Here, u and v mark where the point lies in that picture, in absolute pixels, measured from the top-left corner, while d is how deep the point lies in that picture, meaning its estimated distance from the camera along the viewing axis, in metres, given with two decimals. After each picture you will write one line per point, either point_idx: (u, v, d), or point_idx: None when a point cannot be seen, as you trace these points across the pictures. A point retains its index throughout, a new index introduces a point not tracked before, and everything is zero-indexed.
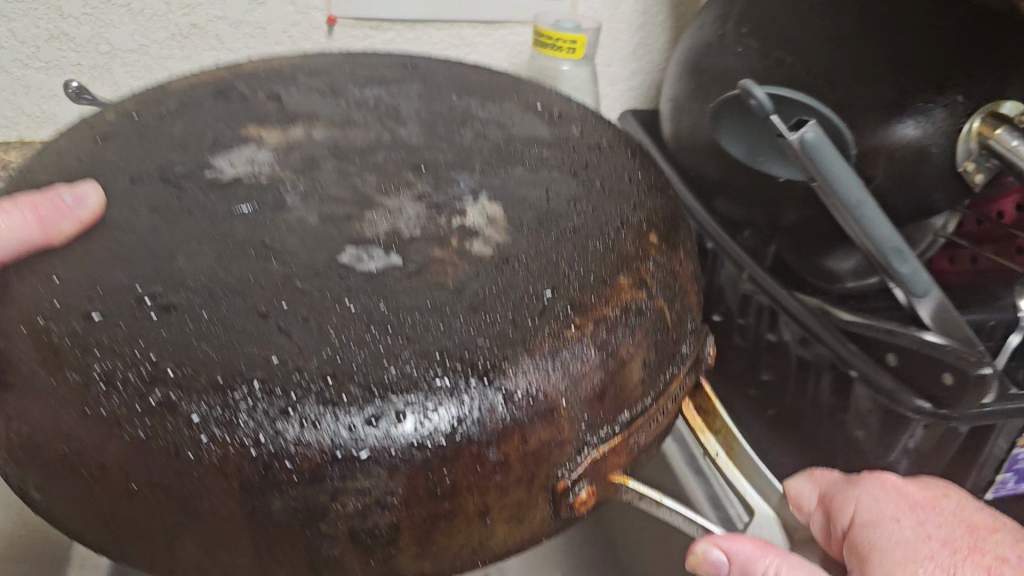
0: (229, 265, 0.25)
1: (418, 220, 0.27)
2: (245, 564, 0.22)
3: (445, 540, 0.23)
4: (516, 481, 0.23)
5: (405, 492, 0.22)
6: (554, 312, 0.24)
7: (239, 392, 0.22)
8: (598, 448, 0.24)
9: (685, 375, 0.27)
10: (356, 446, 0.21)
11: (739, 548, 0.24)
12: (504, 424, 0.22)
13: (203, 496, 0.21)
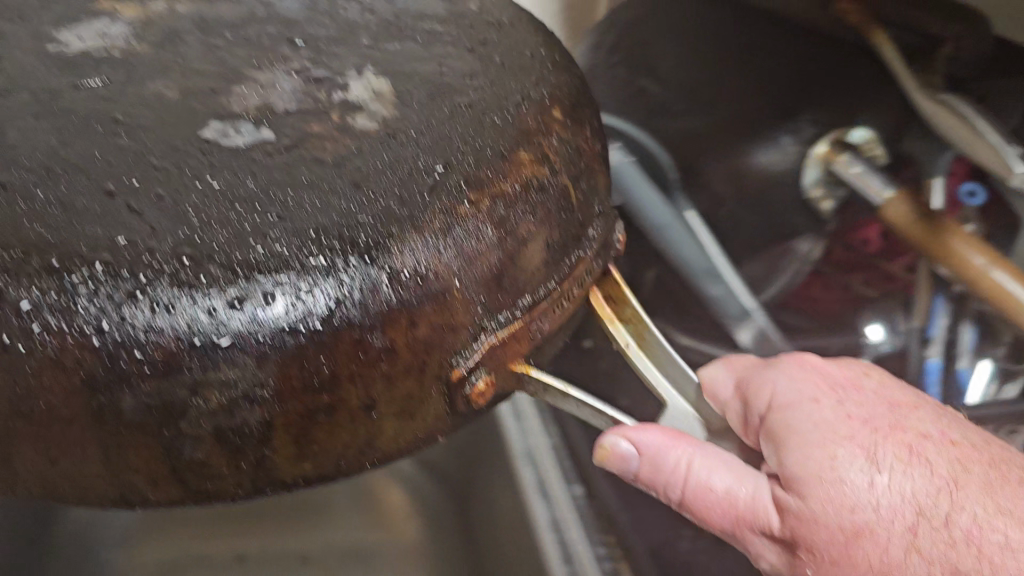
0: (71, 141, 0.22)
1: (294, 93, 0.24)
2: (95, 474, 0.19)
3: (326, 439, 0.20)
4: (404, 371, 0.20)
5: (279, 384, 0.19)
6: (446, 187, 0.22)
7: (77, 275, 0.19)
8: (496, 335, 0.22)
9: (593, 260, 0.24)
10: (217, 333, 0.19)
11: (647, 437, 0.22)
12: (389, 307, 0.20)
13: (38, 396, 0.18)
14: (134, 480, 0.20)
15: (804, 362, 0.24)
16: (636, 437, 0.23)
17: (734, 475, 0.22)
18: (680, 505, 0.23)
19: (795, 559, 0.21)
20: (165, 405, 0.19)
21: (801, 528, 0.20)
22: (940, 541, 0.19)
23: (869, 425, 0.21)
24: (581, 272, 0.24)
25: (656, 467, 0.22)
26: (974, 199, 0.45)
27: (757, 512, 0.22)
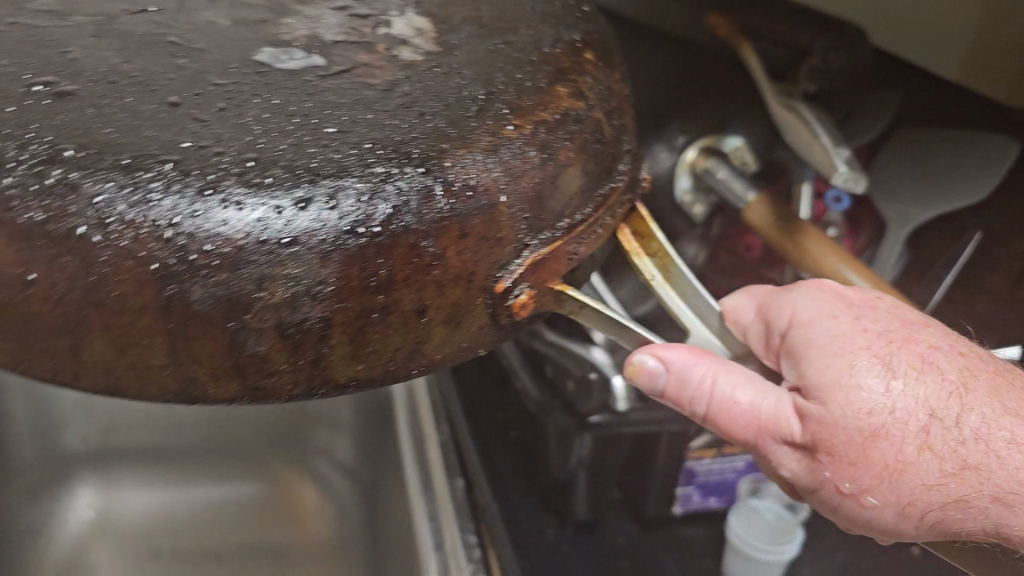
0: (131, 59, 0.23)
1: (341, 26, 0.25)
2: (159, 365, 0.20)
3: (379, 341, 0.21)
4: (453, 280, 0.22)
5: (340, 284, 0.20)
6: (491, 112, 0.23)
7: (150, 173, 0.20)
8: (540, 252, 0.23)
9: (623, 192, 0.26)
10: (283, 231, 0.20)
11: (675, 355, 0.24)
12: (441, 216, 0.21)
13: (111, 286, 0.19)
14: (196, 374, 0.21)
15: (820, 284, 0.27)
16: (664, 354, 0.24)
17: (753, 387, 0.25)
18: (705, 416, 0.25)
19: (815, 462, 0.25)
20: (231, 299, 0.20)
21: (822, 431, 0.24)
22: (951, 439, 0.23)
23: (884, 338, 0.24)
24: (612, 203, 0.25)
25: (683, 382, 0.24)
26: (839, 205, 0.43)
27: (779, 417, 0.25)
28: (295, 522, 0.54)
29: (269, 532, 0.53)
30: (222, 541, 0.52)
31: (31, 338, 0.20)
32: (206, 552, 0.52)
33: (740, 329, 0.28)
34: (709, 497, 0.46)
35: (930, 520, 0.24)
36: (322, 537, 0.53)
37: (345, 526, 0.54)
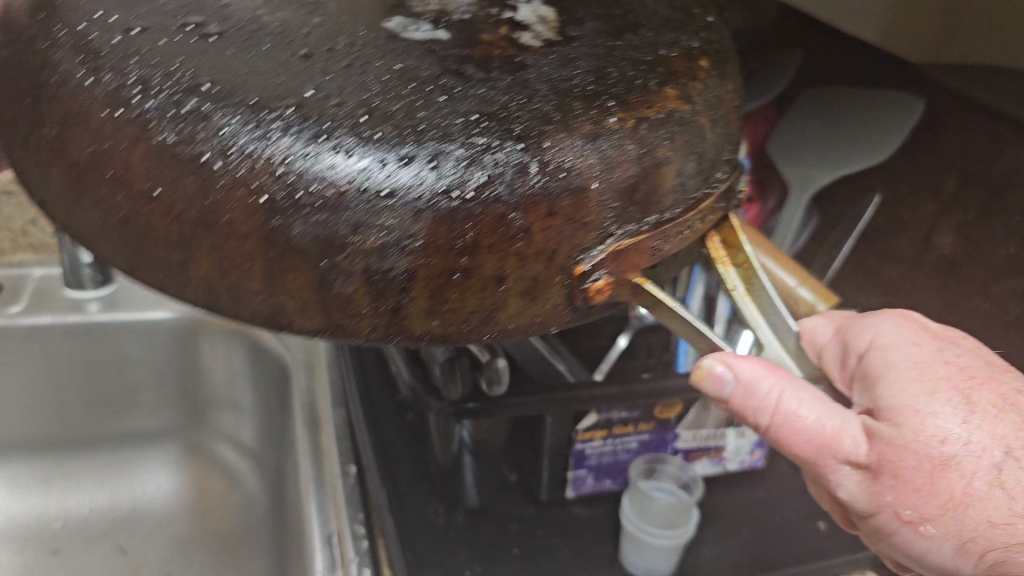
0: (275, 10, 0.25)
1: (469, 6, 0.27)
2: (253, 290, 0.22)
3: (456, 301, 0.22)
4: (532, 252, 0.22)
5: (427, 239, 0.21)
6: (598, 101, 0.24)
7: (272, 114, 0.21)
8: (622, 244, 0.24)
9: (717, 199, 0.26)
10: (383, 183, 0.21)
11: (744, 367, 0.24)
12: (533, 191, 0.22)
13: (223, 211, 0.21)
14: (278, 302, 0.22)
15: (906, 315, 0.28)
16: (733, 364, 0.24)
17: (819, 406, 0.24)
18: (766, 432, 0.25)
19: (875, 488, 0.24)
20: (325, 239, 0.21)
21: (890, 452, 0.23)
22: None
23: (964, 372, 0.25)
24: (706, 209, 0.26)
25: (746, 396, 0.24)
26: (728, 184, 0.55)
27: (844, 438, 0.24)
28: (206, 499, 0.57)
29: (179, 514, 0.56)
30: (129, 533, 0.54)
31: (140, 244, 0.23)
32: (114, 542, 0.53)
33: (812, 351, 0.27)
34: (600, 480, 0.49)
35: (990, 561, 0.23)
36: (225, 520, 0.56)
37: (245, 510, 0.56)
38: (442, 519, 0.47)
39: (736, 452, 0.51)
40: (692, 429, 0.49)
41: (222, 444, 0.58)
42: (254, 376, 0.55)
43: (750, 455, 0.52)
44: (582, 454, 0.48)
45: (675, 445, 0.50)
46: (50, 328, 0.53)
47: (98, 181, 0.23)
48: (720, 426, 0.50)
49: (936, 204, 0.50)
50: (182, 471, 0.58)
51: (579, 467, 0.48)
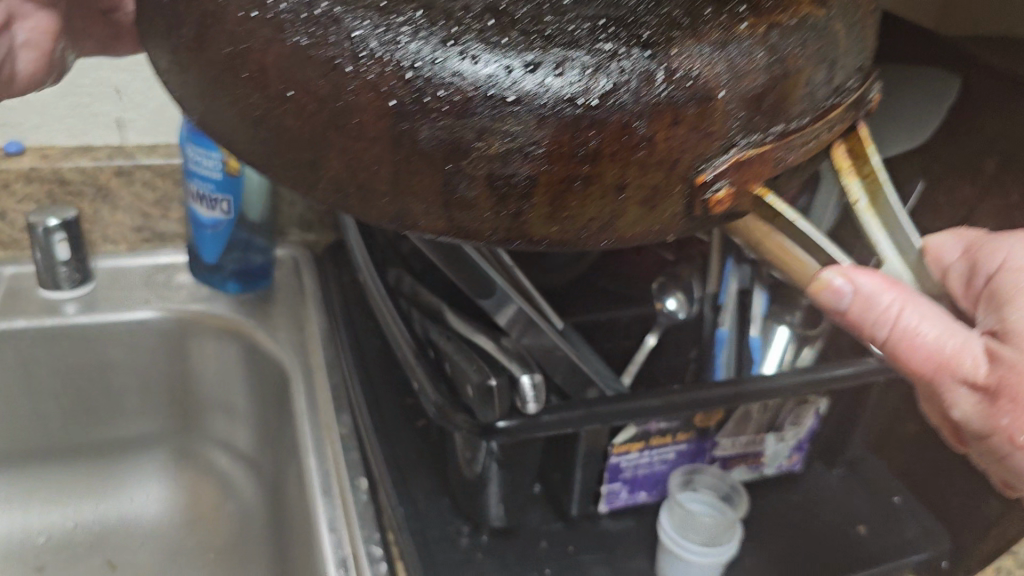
0: None
1: None
2: (381, 192, 0.23)
3: (577, 206, 0.23)
4: (655, 161, 0.22)
5: (550, 147, 0.22)
6: (728, 5, 0.23)
7: (401, 18, 0.22)
8: (744, 154, 0.23)
9: (846, 109, 0.25)
10: (509, 88, 0.21)
11: (863, 281, 0.27)
12: (658, 99, 0.22)
13: (354, 113, 0.22)
14: (401, 205, 0.23)
15: None
16: (852, 278, 0.27)
17: (939, 324, 0.28)
18: (884, 340, 0.28)
19: (992, 408, 0.27)
20: (450, 144, 0.22)
21: (1011, 376, 0.27)
22: None
23: None
24: (833, 118, 0.25)
25: (868, 304, 0.27)
26: None
27: (962, 356, 0.28)
28: (197, 504, 0.70)
29: (175, 518, 0.69)
30: (118, 546, 0.67)
31: (273, 144, 0.24)
32: (105, 556, 0.66)
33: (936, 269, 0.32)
34: (632, 492, 0.58)
35: None
36: (221, 524, 0.68)
37: (238, 517, 0.68)
38: (467, 539, 0.54)
39: (771, 458, 0.61)
40: (728, 438, 0.59)
41: (212, 450, 0.71)
42: (242, 374, 0.68)
43: (786, 461, 0.62)
44: (616, 469, 0.56)
45: (713, 452, 0.59)
46: (55, 330, 0.65)
47: (230, 85, 0.24)
48: (757, 434, 0.59)
49: (975, 185, 0.52)
50: (168, 478, 0.71)
51: (614, 481, 0.56)
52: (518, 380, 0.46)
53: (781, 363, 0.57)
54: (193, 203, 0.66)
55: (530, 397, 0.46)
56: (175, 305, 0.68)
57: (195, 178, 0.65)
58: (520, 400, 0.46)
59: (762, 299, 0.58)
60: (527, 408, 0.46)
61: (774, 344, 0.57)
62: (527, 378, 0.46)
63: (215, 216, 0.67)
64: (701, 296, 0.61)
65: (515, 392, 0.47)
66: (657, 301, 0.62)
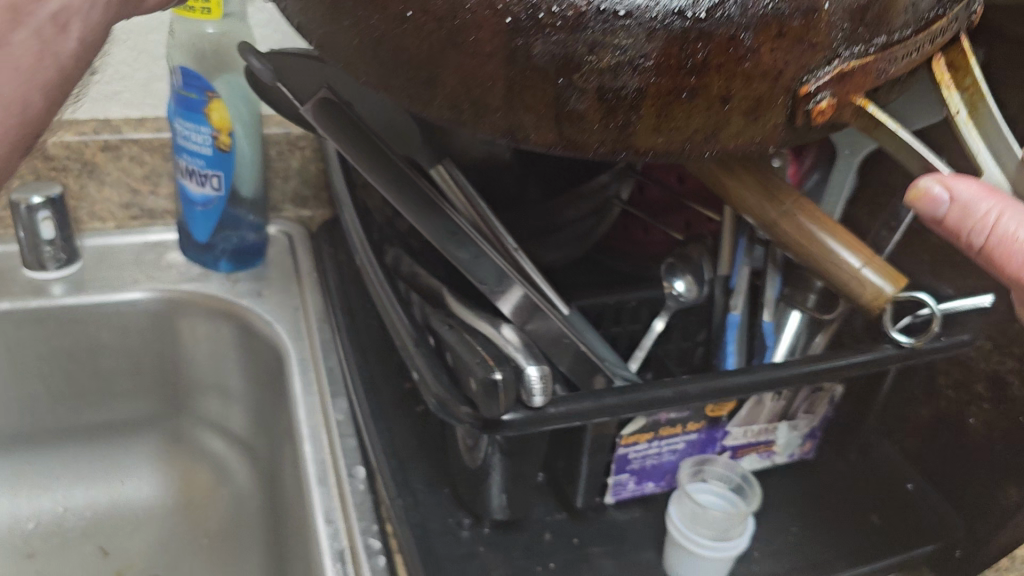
0: None
1: None
2: (502, 102, 0.30)
3: (685, 115, 0.30)
4: (749, 74, 0.29)
5: (660, 59, 0.28)
6: None
7: None
8: (832, 69, 0.30)
9: (944, 24, 0.33)
10: (619, 8, 0.28)
11: (959, 189, 0.37)
12: (764, 14, 0.28)
13: (472, 32, 0.29)
14: (533, 126, 0.31)
15: None
16: (949, 186, 0.37)
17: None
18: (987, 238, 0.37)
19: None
20: (569, 62, 0.29)
21: None
22: None
23: None
24: (932, 30, 0.33)
25: (969, 208, 0.36)
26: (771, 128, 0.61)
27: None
28: (192, 490, 0.77)
29: (170, 501, 0.77)
30: (113, 532, 0.74)
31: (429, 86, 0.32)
32: (97, 544, 0.73)
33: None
34: (639, 482, 0.57)
35: None
36: (217, 505, 0.76)
37: (233, 501, 0.76)
38: (467, 532, 0.54)
39: (784, 446, 0.60)
40: (740, 428, 0.57)
41: (203, 434, 0.79)
42: (234, 352, 0.76)
43: (799, 448, 0.60)
44: (624, 459, 0.54)
45: (723, 443, 0.57)
46: (40, 310, 0.72)
47: (385, 38, 0.32)
48: (771, 422, 0.57)
49: None
50: (162, 463, 0.78)
51: (621, 470, 0.55)
52: (522, 376, 0.44)
53: (792, 348, 0.57)
54: (184, 180, 0.74)
55: (534, 390, 0.43)
56: (166, 285, 0.76)
57: (186, 155, 0.73)
58: (526, 392, 0.44)
59: (775, 284, 0.59)
60: (531, 401, 0.44)
61: (787, 328, 0.57)
62: (533, 371, 0.44)
63: (205, 192, 0.74)
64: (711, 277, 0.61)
65: (520, 386, 0.44)
66: (665, 280, 0.61)
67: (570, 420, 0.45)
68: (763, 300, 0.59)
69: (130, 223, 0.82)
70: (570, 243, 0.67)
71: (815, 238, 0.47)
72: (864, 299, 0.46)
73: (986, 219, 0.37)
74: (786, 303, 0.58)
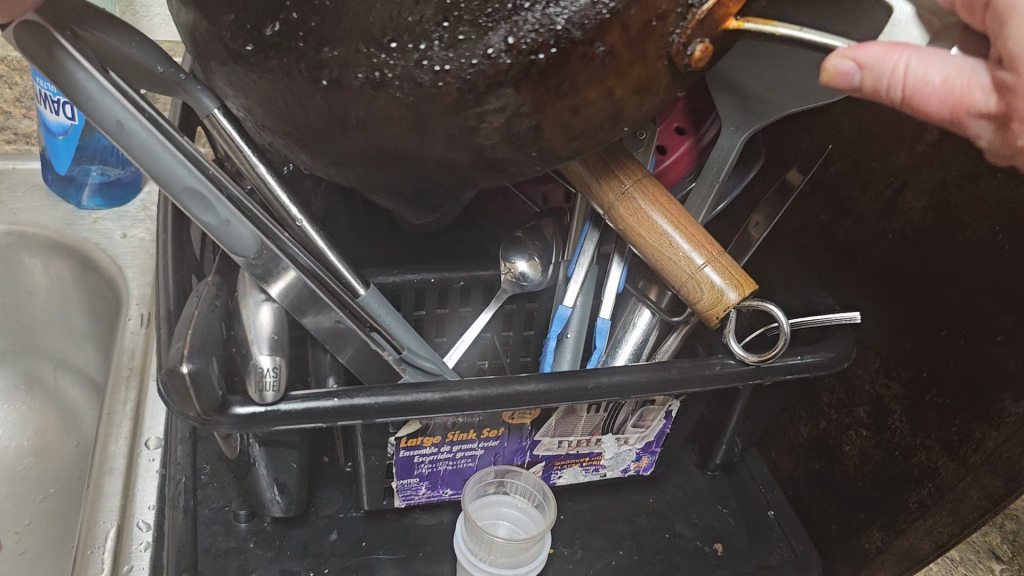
0: None
1: None
2: (409, 119, 0.33)
3: (584, 112, 0.32)
4: (618, 73, 0.31)
5: (535, 100, 0.31)
6: None
7: (384, 53, 0.31)
8: (688, 22, 0.31)
9: None
10: (480, 80, 0.31)
11: (867, 56, 0.30)
12: (602, 17, 0.29)
13: (360, 99, 0.33)
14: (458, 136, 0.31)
15: None
16: (857, 58, 0.30)
17: (946, 68, 0.29)
18: (903, 103, 0.30)
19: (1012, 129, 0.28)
20: (460, 105, 0.32)
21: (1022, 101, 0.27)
22: None
23: None
24: None
25: (877, 73, 0.30)
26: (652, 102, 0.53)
27: (973, 92, 0.28)
28: (44, 434, 0.70)
29: (20, 445, 0.69)
30: None
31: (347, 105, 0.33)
32: None
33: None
34: (433, 489, 0.47)
35: None
36: (66, 456, 0.69)
37: (81, 451, 0.69)
38: (244, 525, 0.48)
39: (613, 462, 0.49)
40: (554, 438, 0.46)
41: (61, 378, 0.72)
42: (77, 295, 0.70)
43: (633, 462, 0.50)
44: (409, 461, 0.45)
45: (533, 452, 0.46)
46: None
47: (282, 110, 0.35)
48: (591, 435, 0.46)
49: (885, 193, 0.49)
50: (16, 403, 0.71)
51: (408, 478, 0.46)
52: (255, 373, 0.38)
53: (638, 352, 0.48)
54: (41, 106, 0.66)
55: (268, 370, 0.38)
56: (17, 220, 0.68)
57: (40, 79, 0.64)
58: (258, 381, 0.38)
59: (620, 276, 0.48)
60: (275, 396, 0.38)
61: (632, 327, 0.49)
62: (267, 362, 0.38)
63: (62, 121, 0.66)
64: (558, 260, 0.51)
65: (252, 375, 0.38)
66: (502, 259, 0.49)
67: (331, 419, 0.39)
68: (603, 295, 0.48)
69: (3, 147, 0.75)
70: (443, 209, 0.57)
71: (653, 225, 0.43)
72: (701, 305, 0.43)
73: (896, 79, 0.29)
74: (637, 297, 0.50)
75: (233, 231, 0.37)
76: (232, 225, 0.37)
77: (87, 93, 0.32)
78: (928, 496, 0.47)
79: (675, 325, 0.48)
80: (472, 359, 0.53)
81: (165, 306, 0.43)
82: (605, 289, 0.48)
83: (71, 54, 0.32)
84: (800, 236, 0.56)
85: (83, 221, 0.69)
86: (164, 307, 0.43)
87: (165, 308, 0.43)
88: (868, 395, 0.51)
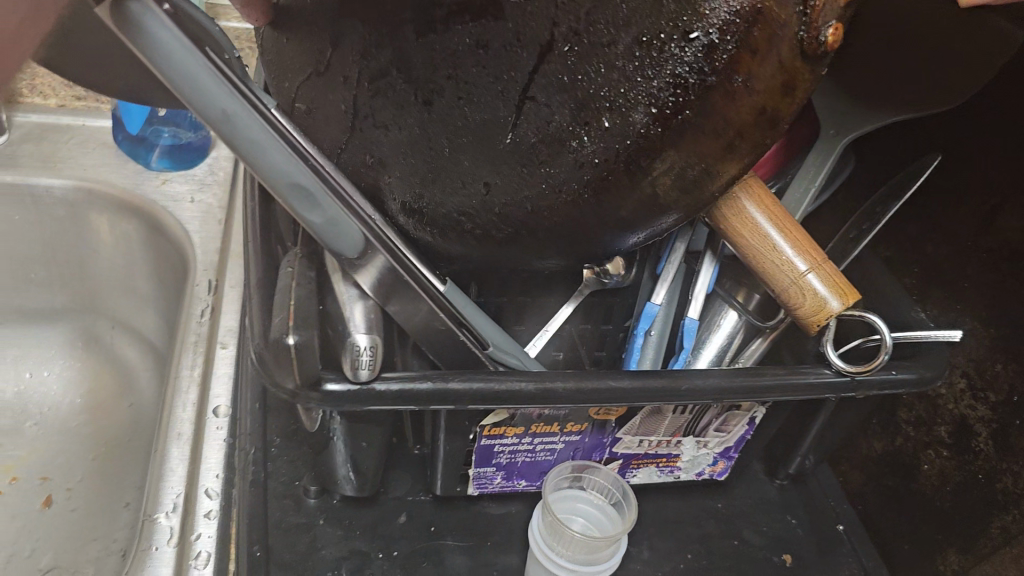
0: None
1: None
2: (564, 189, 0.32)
3: (747, 140, 0.30)
4: (765, 92, 0.29)
5: (696, 153, 0.30)
6: None
7: (544, 159, 0.31)
8: (811, 13, 0.27)
9: None
10: (638, 163, 0.30)
11: None
12: (728, 53, 0.27)
13: (523, 188, 0.33)
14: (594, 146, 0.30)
15: None
16: None
17: None
18: None
19: None
20: (625, 180, 0.31)
21: None
22: None
23: None
24: None
25: None
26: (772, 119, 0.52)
27: None
28: (98, 391, 0.70)
29: (74, 401, 0.69)
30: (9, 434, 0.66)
31: None
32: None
33: None
34: (508, 479, 0.47)
35: None
36: (119, 415, 0.69)
37: (133, 409, 0.69)
38: (314, 500, 0.48)
39: (689, 464, 0.48)
40: (635, 436, 0.45)
41: (118, 337, 0.71)
42: (145, 258, 0.69)
43: (709, 467, 0.49)
44: (489, 449, 0.44)
45: (612, 449, 0.46)
46: None
47: (419, 177, 0.35)
48: (671, 436, 0.45)
49: (981, 210, 0.48)
50: (72, 357, 0.71)
51: (486, 467, 0.45)
52: (350, 352, 0.37)
53: (722, 354, 0.47)
54: None
55: (364, 350, 0.37)
56: (83, 175, 0.67)
57: None
58: (352, 360, 0.37)
59: (709, 276, 0.47)
60: (367, 377, 0.37)
61: (716, 329, 0.48)
62: (363, 342, 0.37)
63: None
64: (643, 258, 0.49)
65: (347, 354, 0.37)
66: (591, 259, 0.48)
67: (421, 403, 0.39)
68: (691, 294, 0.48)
69: (73, 103, 0.75)
70: None
71: (760, 239, 0.42)
72: (802, 311, 0.42)
73: None
74: (722, 298, 0.49)
75: (339, 228, 0.36)
76: (338, 221, 0.36)
77: (198, 83, 0.30)
78: (1013, 523, 0.46)
79: (764, 330, 0.47)
80: (547, 349, 0.52)
81: (256, 275, 0.42)
82: (693, 289, 0.47)
83: (179, 37, 0.30)
84: (887, 249, 0.55)
85: (152, 182, 0.69)
86: (255, 276, 0.42)
87: (257, 278, 0.42)
88: (949, 416, 0.50)
